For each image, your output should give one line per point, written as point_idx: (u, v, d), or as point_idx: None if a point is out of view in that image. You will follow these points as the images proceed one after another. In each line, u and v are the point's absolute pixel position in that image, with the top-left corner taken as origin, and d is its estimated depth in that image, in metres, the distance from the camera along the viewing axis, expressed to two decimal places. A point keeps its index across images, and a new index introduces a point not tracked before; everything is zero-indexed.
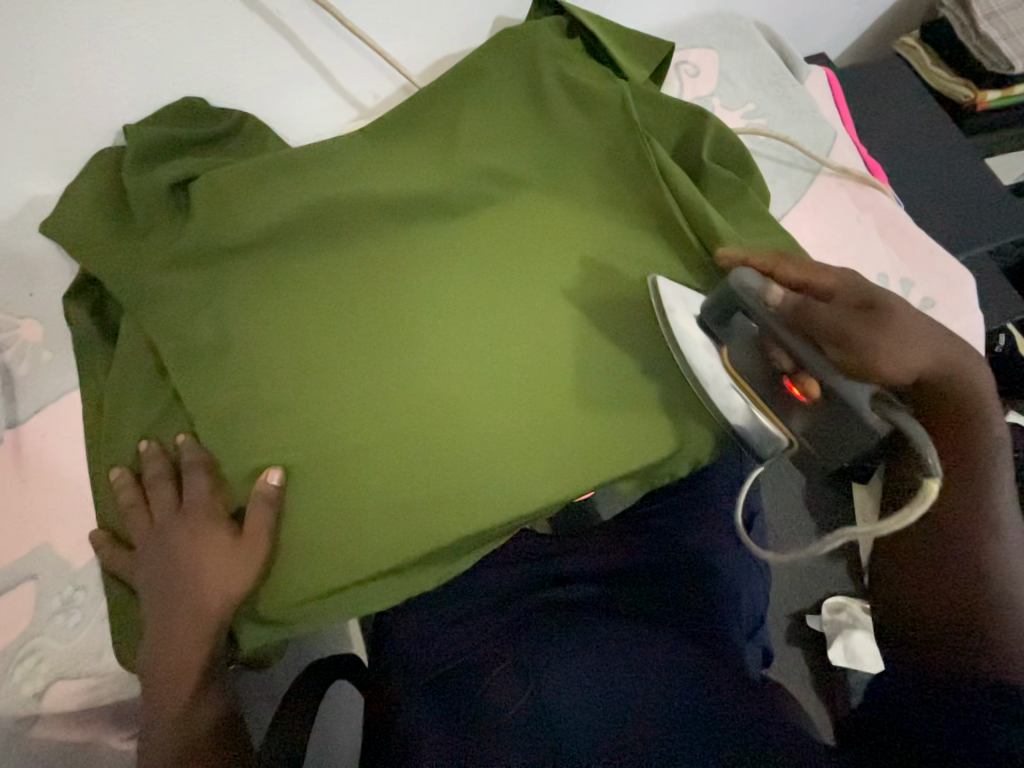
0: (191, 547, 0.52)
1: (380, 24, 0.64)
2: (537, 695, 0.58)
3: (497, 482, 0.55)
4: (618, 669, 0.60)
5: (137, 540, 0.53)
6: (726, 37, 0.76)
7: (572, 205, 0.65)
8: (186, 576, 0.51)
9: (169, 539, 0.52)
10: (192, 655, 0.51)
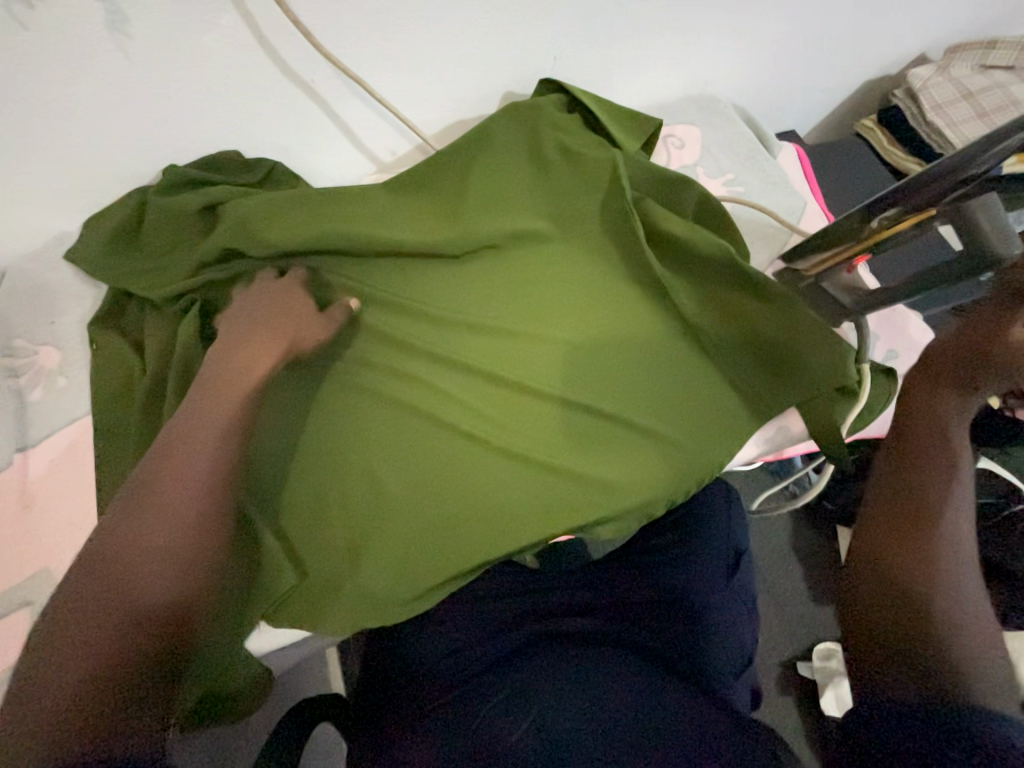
0: (270, 317, 0.59)
1: (400, 93, 0.71)
2: (533, 719, 0.59)
3: (499, 504, 0.62)
4: (611, 686, 0.62)
5: (223, 346, 0.57)
6: (707, 116, 0.86)
7: (569, 258, 0.71)
8: (249, 360, 0.55)
9: (251, 307, 0.60)
10: (167, 524, 0.45)
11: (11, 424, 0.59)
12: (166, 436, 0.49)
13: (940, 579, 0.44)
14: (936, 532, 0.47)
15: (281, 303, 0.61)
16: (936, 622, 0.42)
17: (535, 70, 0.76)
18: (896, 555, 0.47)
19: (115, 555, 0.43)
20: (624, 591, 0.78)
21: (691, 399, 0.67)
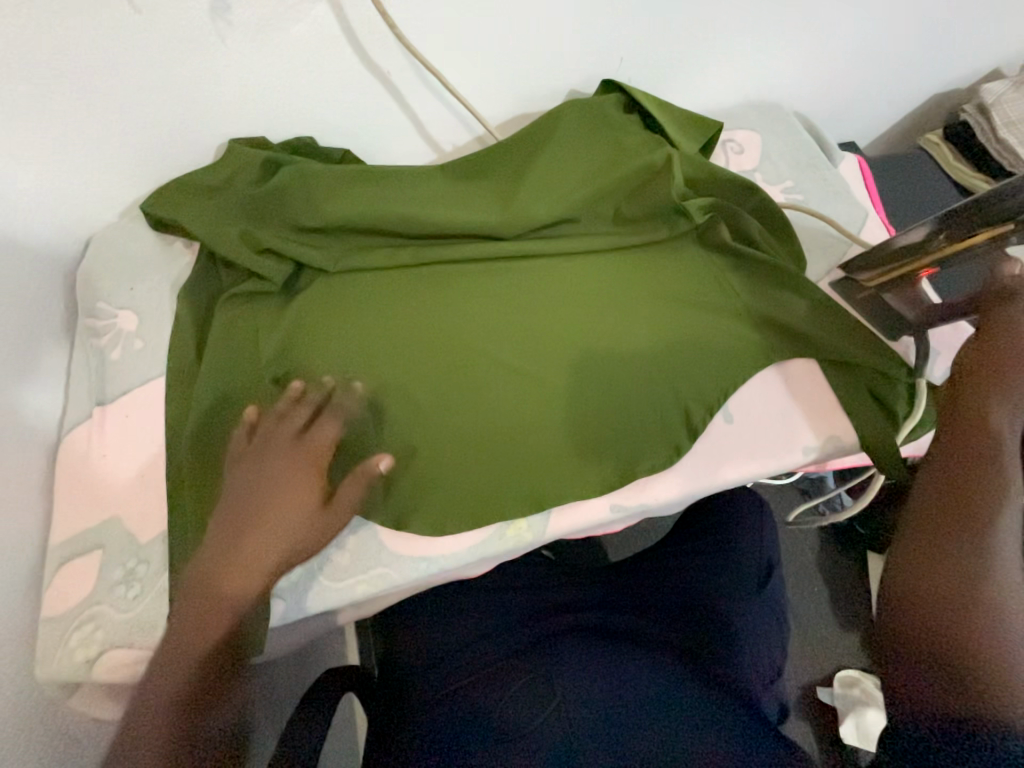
0: (269, 498, 0.52)
1: (468, 85, 0.73)
2: (558, 710, 0.58)
3: (544, 463, 0.60)
4: (643, 688, 0.62)
5: (243, 464, 0.54)
6: (768, 123, 0.85)
7: (626, 254, 0.71)
8: (276, 509, 0.52)
9: (261, 468, 0.54)
10: (243, 589, 0.49)
11: (94, 380, 0.63)
12: (226, 513, 0.52)
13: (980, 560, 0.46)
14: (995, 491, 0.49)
15: (274, 473, 0.53)
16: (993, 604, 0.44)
17: (601, 69, 0.77)
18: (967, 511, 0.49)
19: (202, 628, 0.47)
20: (659, 600, 0.77)
21: (745, 402, 0.65)
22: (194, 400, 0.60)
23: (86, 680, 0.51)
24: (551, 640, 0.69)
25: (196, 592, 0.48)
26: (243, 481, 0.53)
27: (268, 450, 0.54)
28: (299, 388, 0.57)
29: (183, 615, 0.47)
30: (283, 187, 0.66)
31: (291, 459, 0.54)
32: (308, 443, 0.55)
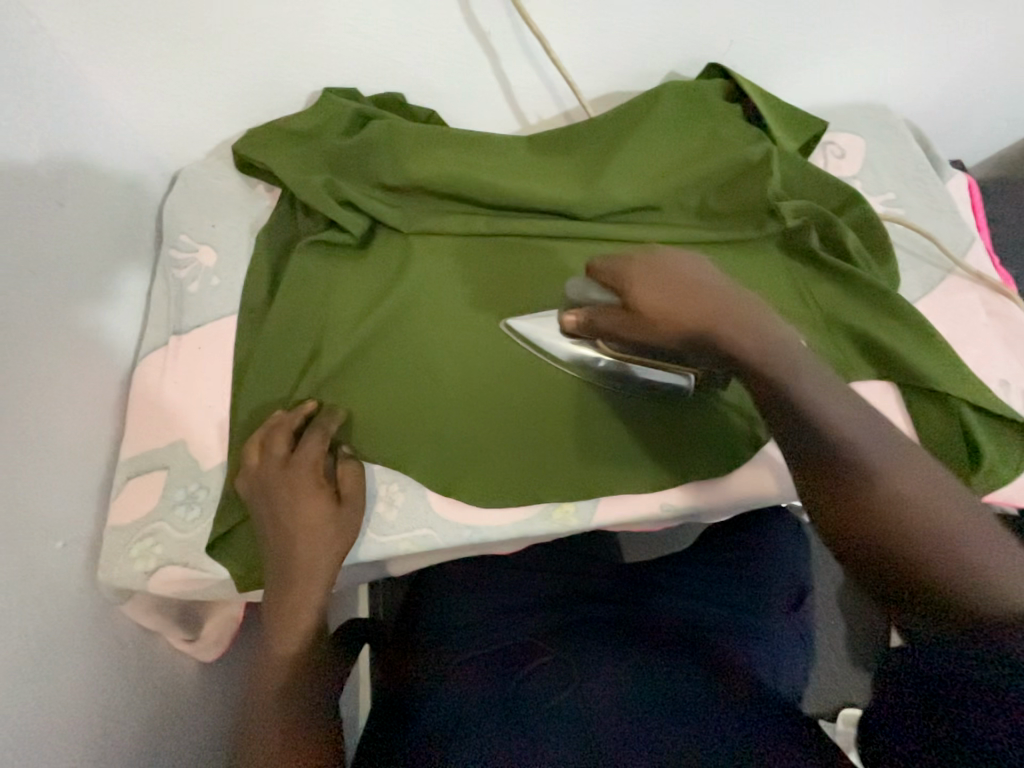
0: (292, 519, 0.52)
1: (566, 55, 0.70)
2: (579, 692, 0.54)
3: (592, 448, 0.59)
4: (674, 675, 0.57)
5: (256, 492, 0.53)
6: (875, 128, 0.80)
7: (708, 249, 0.68)
8: (304, 533, 0.52)
9: (267, 528, 0.52)
10: (306, 614, 0.51)
11: (172, 310, 0.66)
12: (261, 542, 0.53)
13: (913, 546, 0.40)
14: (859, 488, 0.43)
15: (294, 505, 0.52)
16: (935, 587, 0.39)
17: (707, 51, 0.73)
18: (859, 519, 0.42)
19: (292, 615, 0.51)
20: (687, 603, 0.72)
21: None
22: (264, 338, 0.61)
23: (140, 590, 0.54)
24: (574, 627, 0.66)
25: (274, 618, 0.51)
26: (259, 514, 0.53)
27: (268, 481, 0.53)
28: (310, 405, 0.57)
29: (268, 638, 0.51)
30: (371, 142, 0.66)
31: (290, 480, 0.52)
32: (298, 456, 0.53)
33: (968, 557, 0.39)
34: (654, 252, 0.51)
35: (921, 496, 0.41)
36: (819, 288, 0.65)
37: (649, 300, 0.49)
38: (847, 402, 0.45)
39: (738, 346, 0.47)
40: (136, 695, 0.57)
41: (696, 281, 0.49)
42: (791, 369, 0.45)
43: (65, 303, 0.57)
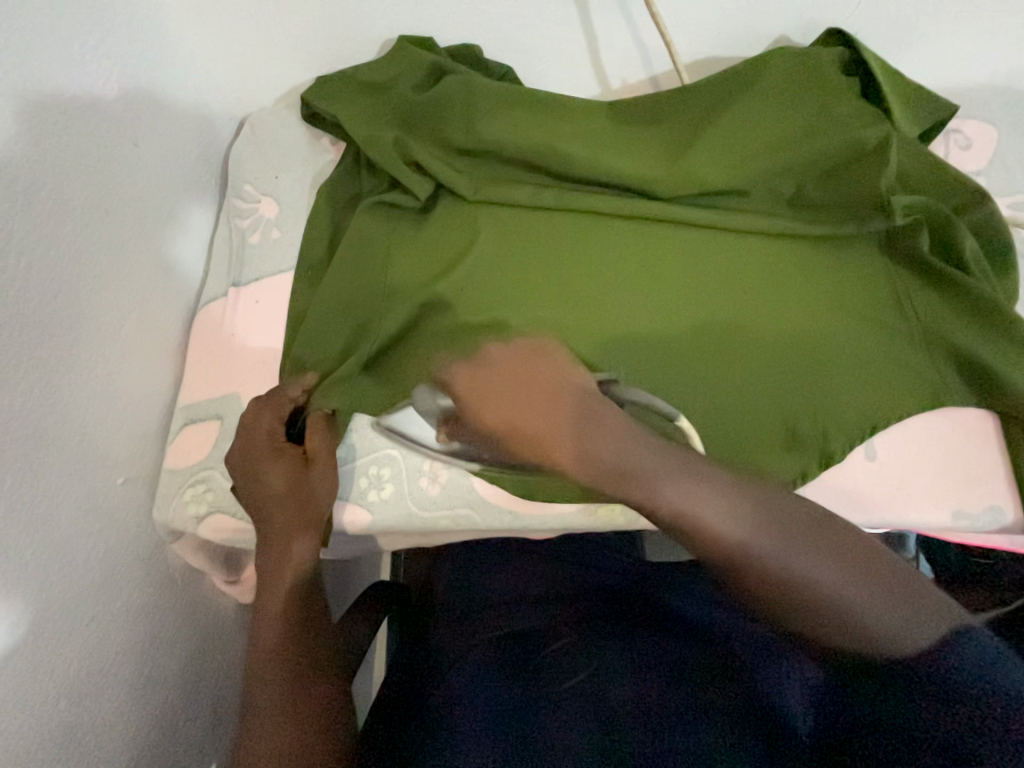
0: (267, 492, 0.51)
1: (664, 10, 0.63)
2: (597, 671, 0.50)
3: None
4: (636, 701, 0.46)
5: (234, 464, 0.52)
6: (1014, 117, 0.69)
7: (797, 243, 0.61)
8: (278, 501, 0.51)
9: (246, 498, 0.52)
10: (295, 571, 0.49)
11: (233, 260, 0.65)
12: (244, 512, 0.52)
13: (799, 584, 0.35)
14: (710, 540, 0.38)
15: (267, 481, 0.51)
16: (807, 600, 0.35)
17: (827, 14, 0.64)
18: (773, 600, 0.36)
19: (276, 576, 0.49)
20: (677, 610, 0.59)
21: (889, 440, 0.57)
22: (321, 296, 0.60)
23: (190, 532, 0.56)
24: (609, 617, 0.59)
25: (263, 588, 0.49)
26: (240, 484, 0.52)
27: (246, 448, 0.52)
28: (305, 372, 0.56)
29: (257, 600, 0.49)
30: (444, 98, 0.62)
31: (267, 445, 0.52)
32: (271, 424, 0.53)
33: (842, 602, 0.34)
34: (477, 357, 0.48)
35: (802, 568, 0.35)
36: (920, 298, 0.58)
37: (487, 419, 0.45)
38: (732, 506, 0.38)
39: (540, 432, 0.43)
40: (177, 627, 0.60)
41: (557, 387, 0.45)
42: (661, 475, 0.40)
43: (134, 244, 0.58)
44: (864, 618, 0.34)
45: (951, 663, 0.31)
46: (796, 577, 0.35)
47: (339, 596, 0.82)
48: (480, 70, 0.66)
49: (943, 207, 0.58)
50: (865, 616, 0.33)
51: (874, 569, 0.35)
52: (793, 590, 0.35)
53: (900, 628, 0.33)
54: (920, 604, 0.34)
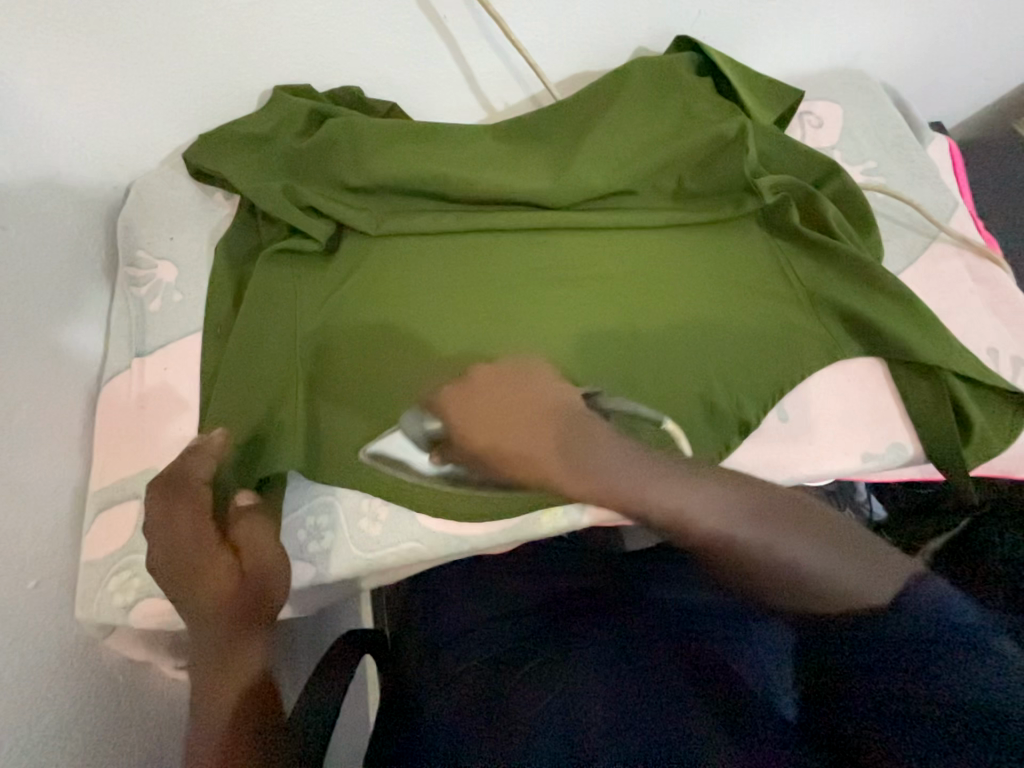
0: (202, 594, 0.50)
1: (527, 37, 0.67)
2: (563, 691, 0.52)
3: None
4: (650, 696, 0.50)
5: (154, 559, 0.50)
6: (853, 94, 0.77)
7: (684, 231, 0.66)
8: (213, 598, 0.50)
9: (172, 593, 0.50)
10: (241, 667, 0.49)
11: (134, 331, 0.63)
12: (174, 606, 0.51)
13: (738, 541, 0.47)
14: (659, 479, 0.51)
15: (202, 575, 0.50)
16: (749, 557, 0.46)
17: (673, 24, 0.70)
18: (703, 546, 0.48)
19: (224, 668, 0.49)
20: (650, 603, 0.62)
21: (797, 401, 0.61)
22: (231, 353, 0.58)
23: (122, 624, 0.52)
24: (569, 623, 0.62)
25: (203, 690, 0.49)
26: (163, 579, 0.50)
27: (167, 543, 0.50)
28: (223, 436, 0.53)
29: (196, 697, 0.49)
30: (329, 141, 0.63)
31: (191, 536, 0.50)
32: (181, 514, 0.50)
33: (804, 570, 0.45)
34: (462, 379, 0.56)
35: (726, 519, 0.48)
36: (800, 265, 0.64)
37: (471, 441, 0.53)
38: (632, 458, 0.52)
39: (530, 472, 0.54)
40: (127, 730, 0.55)
41: (521, 390, 0.55)
42: (600, 456, 0.52)
43: (17, 332, 0.55)
44: (822, 574, 0.45)
45: (924, 611, 0.43)
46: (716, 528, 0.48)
47: (308, 655, 0.78)
48: (364, 111, 0.68)
49: (802, 183, 0.64)
50: (847, 580, 0.44)
51: (806, 518, 0.47)
52: (754, 560, 0.46)
53: (875, 585, 0.44)
54: (877, 566, 0.45)
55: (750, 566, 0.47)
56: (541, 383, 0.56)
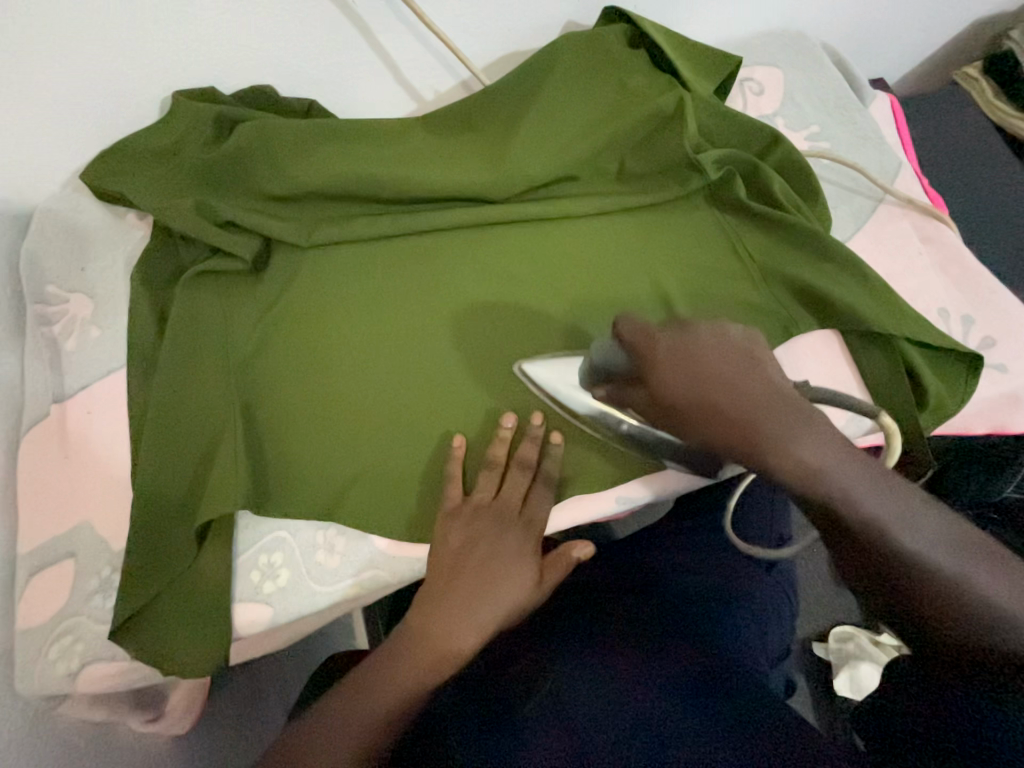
0: (505, 562, 0.52)
1: (448, 18, 0.63)
2: (563, 677, 0.46)
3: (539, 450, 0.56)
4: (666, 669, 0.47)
5: (131, 599, 0.49)
6: (792, 58, 0.75)
7: (631, 214, 0.63)
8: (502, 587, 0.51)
9: (159, 632, 0.49)
10: (451, 644, 0.48)
11: (49, 375, 0.57)
12: (157, 645, 0.49)
13: (930, 576, 0.35)
14: (838, 493, 0.38)
15: (501, 546, 0.53)
16: (921, 568, 0.36)
17: None
18: (903, 584, 0.36)
19: (439, 632, 0.48)
20: (655, 589, 0.62)
21: None
22: (158, 389, 0.54)
23: (71, 692, 0.49)
24: (567, 611, 0.58)
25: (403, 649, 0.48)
26: (145, 616, 0.49)
27: (155, 579, 0.49)
28: (210, 466, 0.52)
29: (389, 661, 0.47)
30: (242, 148, 0.58)
31: (183, 570, 0.50)
32: (164, 546, 0.50)
33: (989, 601, 0.34)
34: (680, 333, 0.43)
35: (917, 544, 0.36)
36: (750, 241, 0.62)
37: (678, 401, 0.42)
38: (847, 464, 0.39)
39: (725, 440, 0.41)
40: None
41: (717, 372, 0.42)
42: (797, 432, 0.40)
43: None
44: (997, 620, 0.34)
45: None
46: (911, 546, 0.36)
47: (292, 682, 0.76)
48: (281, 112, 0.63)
49: (746, 156, 0.62)
50: (1001, 622, 0.34)
51: (983, 550, 0.36)
52: (898, 574, 0.36)
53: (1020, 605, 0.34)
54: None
55: (911, 593, 0.36)
56: (737, 377, 0.42)
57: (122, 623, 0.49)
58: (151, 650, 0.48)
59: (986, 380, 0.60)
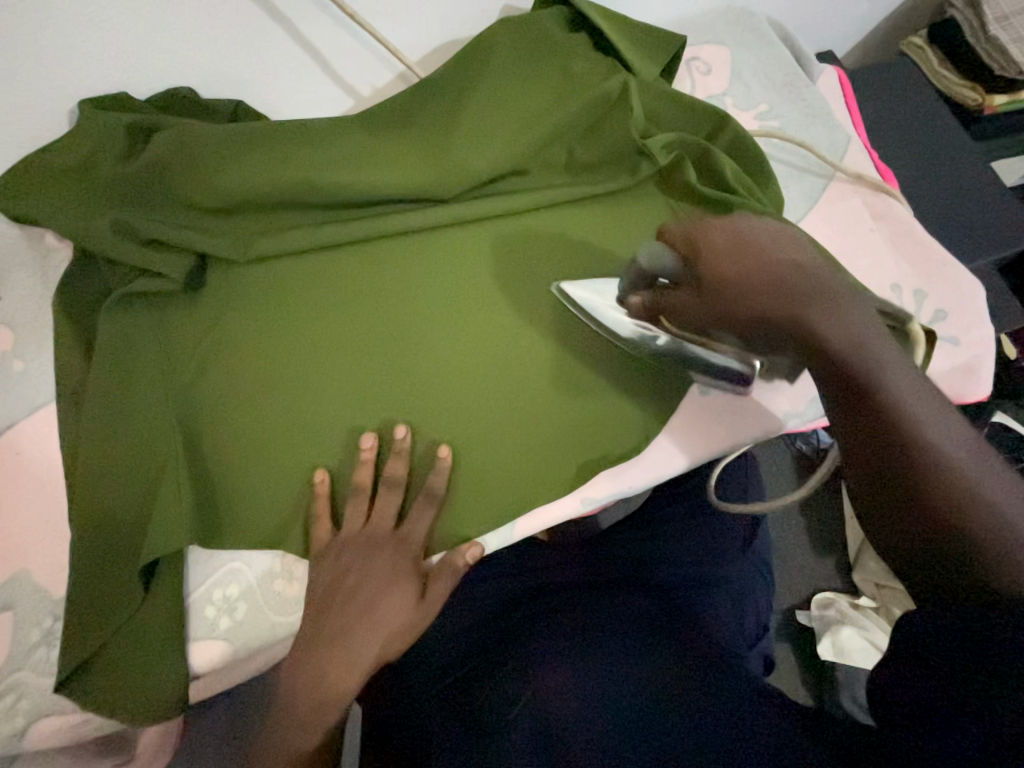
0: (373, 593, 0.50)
1: (379, 9, 0.60)
2: (545, 681, 0.46)
3: (500, 457, 0.54)
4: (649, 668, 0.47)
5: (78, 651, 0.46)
6: (738, 34, 0.73)
7: (582, 206, 0.61)
8: (373, 619, 0.48)
9: (114, 682, 0.47)
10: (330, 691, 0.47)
11: None
12: (115, 695, 0.47)
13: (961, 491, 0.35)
14: (888, 401, 0.38)
15: (370, 579, 0.50)
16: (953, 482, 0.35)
17: None
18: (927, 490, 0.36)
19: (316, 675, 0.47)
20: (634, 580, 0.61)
21: None
22: (89, 426, 0.50)
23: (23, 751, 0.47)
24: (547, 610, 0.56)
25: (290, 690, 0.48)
26: (97, 668, 0.47)
27: (103, 628, 0.47)
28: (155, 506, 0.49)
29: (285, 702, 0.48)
30: (162, 157, 0.54)
31: (134, 615, 0.48)
32: (110, 593, 0.47)
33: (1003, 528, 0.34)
34: (737, 222, 0.43)
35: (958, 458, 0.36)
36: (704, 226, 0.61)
37: (721, 273, 0.42)
38: (914, 385, 0.38)
39: (779, 314, 0.40)
40: None
41: (779, 261, 0.41)
42: (867, 341, 0.39)
43: None
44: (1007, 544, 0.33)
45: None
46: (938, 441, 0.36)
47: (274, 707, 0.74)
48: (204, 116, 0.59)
49: (695, 140, 0.61)
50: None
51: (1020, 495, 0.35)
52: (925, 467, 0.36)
53: None
54: None
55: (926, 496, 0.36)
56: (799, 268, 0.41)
57: (71, 676, 0.46)
58: (107, 702, 0.46)
59: (940, 354, 0.61)
